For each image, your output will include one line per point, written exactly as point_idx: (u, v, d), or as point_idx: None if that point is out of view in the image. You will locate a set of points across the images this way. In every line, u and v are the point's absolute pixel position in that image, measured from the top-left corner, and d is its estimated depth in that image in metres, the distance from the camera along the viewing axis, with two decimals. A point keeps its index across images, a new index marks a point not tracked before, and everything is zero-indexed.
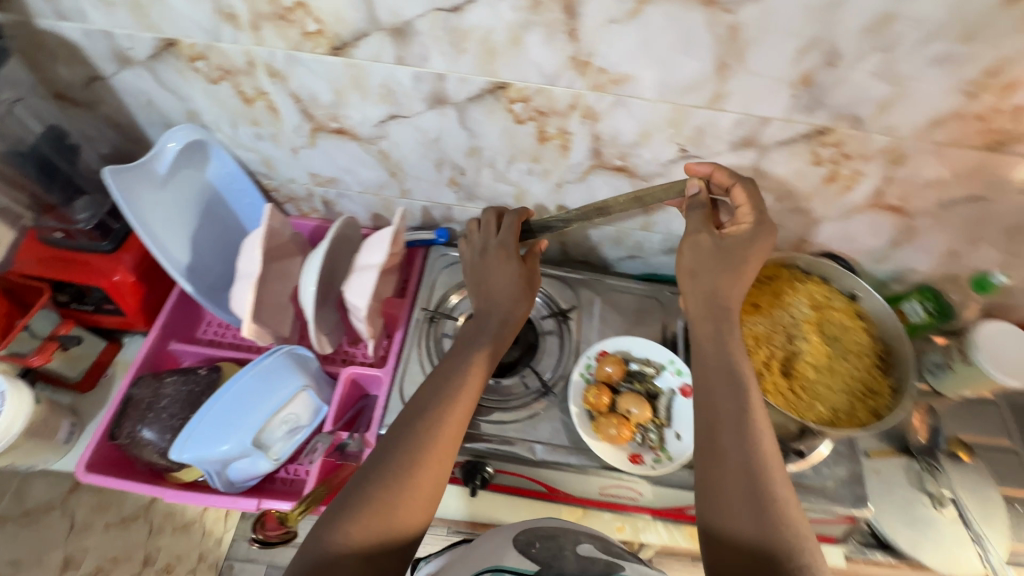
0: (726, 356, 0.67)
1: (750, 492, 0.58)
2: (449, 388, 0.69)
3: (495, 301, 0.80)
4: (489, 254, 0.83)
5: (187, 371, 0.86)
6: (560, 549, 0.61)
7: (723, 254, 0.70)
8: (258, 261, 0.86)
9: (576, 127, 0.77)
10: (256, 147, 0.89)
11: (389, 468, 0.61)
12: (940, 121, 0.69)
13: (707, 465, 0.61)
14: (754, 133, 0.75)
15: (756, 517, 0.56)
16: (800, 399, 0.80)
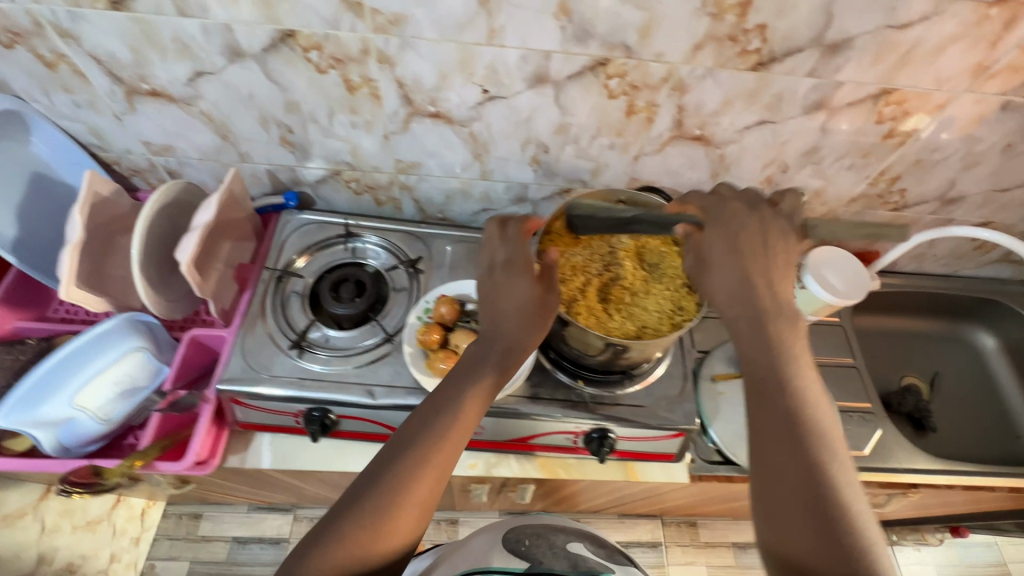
0: (778, 348, 0.63)
1: (820, 497, 0.53)
2: (459, 421, 0.65)
3: (499, 324, 0.72)
4: (501, 270, 0.75)
5: (13, 342, 0.89)
6: (548, 540, 0.80)
7: (739, 246, 0.69)
8: (81, 226, 0.85)
9: (377, 73, 0.80)
10: (79, 116, 0.89)
11: (375, 503, 0.58)
12: (700, 44, 0.75)
13: (757, 469, 0.58)
14: (543, 68, 0.79)
15: (814, 527, 0.52)
16: (612, 320, 0.84)
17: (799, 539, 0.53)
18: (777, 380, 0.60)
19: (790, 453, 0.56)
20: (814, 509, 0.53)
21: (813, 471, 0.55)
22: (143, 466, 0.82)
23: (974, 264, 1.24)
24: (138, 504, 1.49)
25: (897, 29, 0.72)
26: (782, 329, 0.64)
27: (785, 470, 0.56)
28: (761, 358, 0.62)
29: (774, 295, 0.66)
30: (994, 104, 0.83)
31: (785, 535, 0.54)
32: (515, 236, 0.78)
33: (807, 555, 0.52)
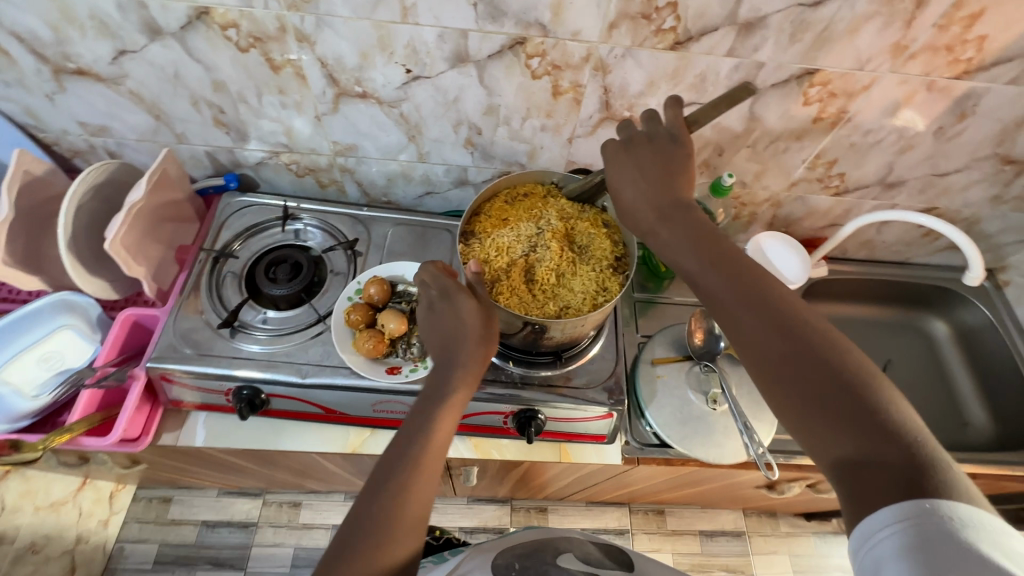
0: (703, 249, 0.63)
1: (814, 366, 0.54)
2: (436, 426, 0.67)
3: (449, 348, 0.73)
4: (442, 300, 0.75)
5: None
6: (544, 564, 0.67)
7: (641, 160, 0.68)
8: (9, 204, 0.86)
9: (298, 52, 0.81)
10: (11, 96, 0.89)
11: (374, 519, 0.60)
12: (614, 23, 0.75)
13: (755, 364, 0.57)
14: (462, 47, 0.79)
15: (837, 389, 0.52)
16: (535, 301, 0.84)
17: (824, 414, 0.52)
18: (724, 269, 0.61)
19: (771, 337, 0.56)
20: (822, 375, 0.53)
21: (794, 347, 0.55)
22: (66, 442, 0.83)
23: (925, 251, 1.23)
24: (106, 487, 1.44)
25: (809, 7, 0.72)
26: (700, 227, 0.64)
27: (777, 344, 0.56)
28: (698, 261, 0.62)
29: (679, 197, 0.66)
30: (919, 85, 0.83)
31: (815, 410, 0.52)
32: (433, 273, 0.76)
33: (841, 424, 0.51)
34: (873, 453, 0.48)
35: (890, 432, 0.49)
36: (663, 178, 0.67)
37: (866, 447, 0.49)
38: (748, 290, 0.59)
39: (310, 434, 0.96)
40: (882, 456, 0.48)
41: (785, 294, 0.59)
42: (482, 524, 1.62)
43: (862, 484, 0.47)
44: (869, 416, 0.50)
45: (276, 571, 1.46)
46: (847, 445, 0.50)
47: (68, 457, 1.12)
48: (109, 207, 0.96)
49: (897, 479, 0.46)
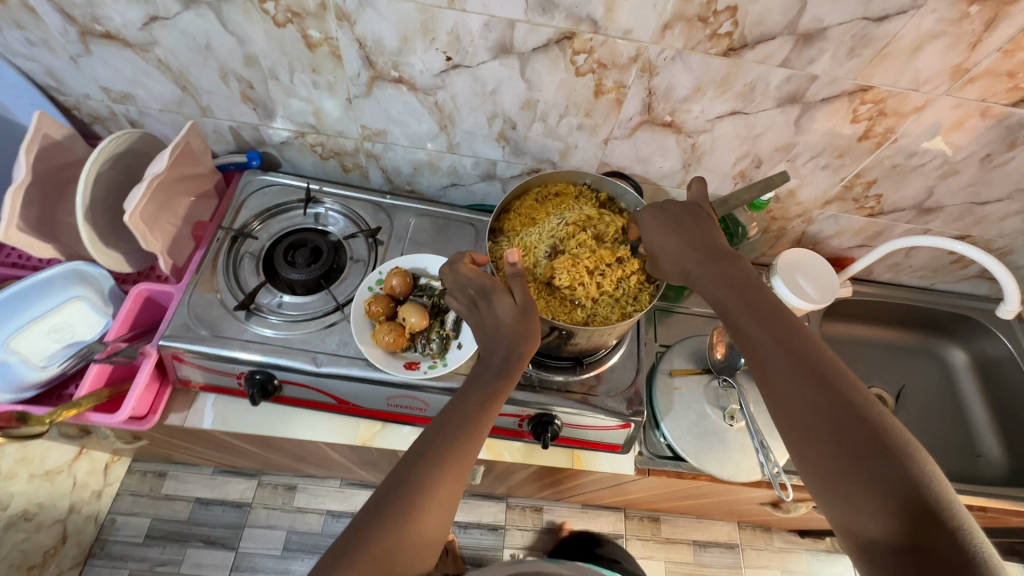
0: (759, 316, 0.65)
1: (860, 445, 0.56)
2: (462, 433, 0.69)
3: (494, 343, 0.75)
4: (482, 300, 0.76)
5: None
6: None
7: (687, 223, 0.75)
8: (27, 168, 0.83)
9: (336, 31, 0.78)
10: (34, 55, 0.86)
11: (392, 512, 0.62)
12: (668, 24, 0.72)
13: (798, 434, 0.60)
14: (507, 38, 0.76)
15: (883, 469, 0.54)
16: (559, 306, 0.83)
17: (866, 491, 0.54)
18: (777, 336, 0.64)
19: (817, 410, 0.58)
20: (868, 455, 0.55)
21: (841, 423, 0.57)
22: (73, 417, 0.80)
23: (951, 278, 1.21)
24: (101, 458, 1.42)
25: (874, 22, 0.69)
26: (755, 294, 0.67)
27: (823, 418, 0.58)
28: (749, 326, 0.65)
29: (734, 265, 0.70)
30: (973, 110, 0.80)
31: (855, 481, 0.55)
32: (471, 274, 0.76)
33: (883, 505, 0.53)
34: (915, 540, 0.51)
35: (935, 520, 0.51)
36: (714, 250, 0.72)
37: (909, 534, 0.51)
38: (799, 360, 0.61)
39: (319, 424, 0.94)
40: (923, 544, 0.50)
41: (834, 366, 0.61)
42: (477, 520, 1.61)
43: (902, 568, 0.50)
44: (908, 487, 0.53)
45: (267, 553, 1.45)
46: (887, 528, 0.52)
47: (68, 427, 1.10)
48: (127, 177, 0.93)
49: (937, 569, 0.49)
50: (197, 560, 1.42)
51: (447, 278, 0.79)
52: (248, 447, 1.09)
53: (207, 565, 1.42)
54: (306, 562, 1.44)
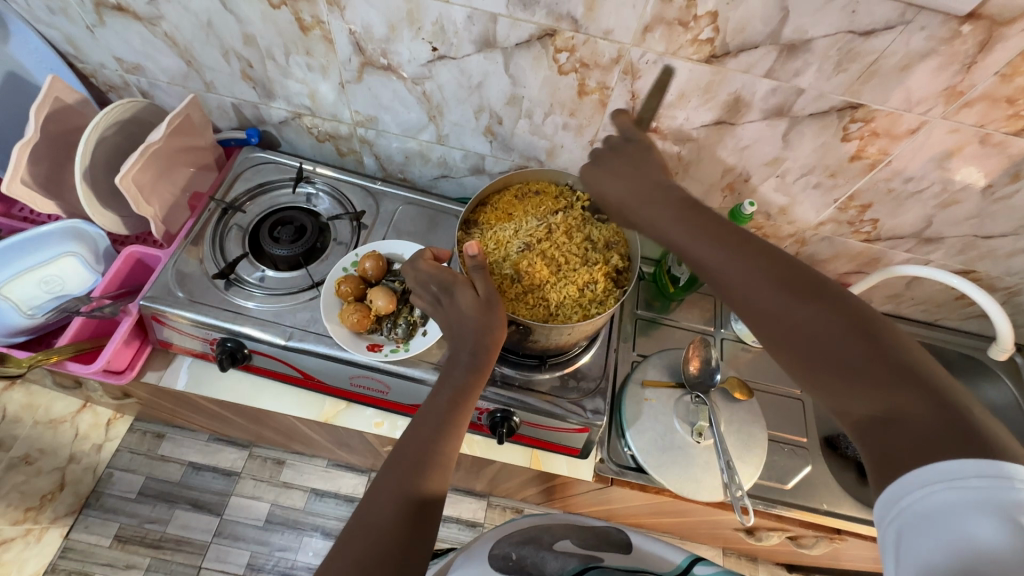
0: (691, 216, 0.59)
1: (829, 324, 0.48)
2: (441, 432, 0.68)
3: (461, 327, 0.73)
4: (444, 296, 0.76)
5: None
6: (539, 552, 0.64)
7: (619, 162, 0.68)
8: (37, 127, 0.88)
9: (328, 15, 0.80)
10: (55, 23, 0.92)
11: (377, 520, 0.59)
12: (649, 26, 0.72)
13: (761, 330, 0.52)
14: (490, 32, 0.77)
15: (854, 345, 0.47)
16: (522, 300, 0.81)
17: (841, 373, 0.47)
18: (715, 233, 0.56)
19: (771, 301, 0.51)
20: (837, 333, 0.48)
21: (801, 308, 0.50)
22: (51, 363, 0.84)
23: (956, 315, 1.15)
24: (104, 413, 1.47)
25: (860, 37, 0.67)
26: (682, 198, 0.61)
27: (781, 305, 0.50)
28: (684, 229, 0.58)
29: (657, 179, 0.64)
30: (971, 136, 0.76)
31: (837, 374, 0.47)
32: (431, 270, 0.77)
33: (864, 382, 0.46)
34: (900, 407, 0.44)
35: (920, 382, 0.44)
36: (640, 171, 0.66)
37: (891, 402, 0.44)
38: (743, 250, 0.54)
39: (286, 396, 0.96)
40: (911, 410, 0.43)
41: (779, 252, 0.54)
42: (455, 515, 1.59)
43: (892, 443, 0.43)
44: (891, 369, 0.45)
45: (249, 523, 1.41)
46: (869, 403, 0.45)
47: (63, 377, 1.16)
48: (130, 144, 0.98)
49: (930, 431, 0.42)
50: (185, 522, 1.39)
51: (408, 273, 0.79)
52: (225, 413, 1.13)
53: (194, 528, 1.39)
54: (286, 536, 1.41)
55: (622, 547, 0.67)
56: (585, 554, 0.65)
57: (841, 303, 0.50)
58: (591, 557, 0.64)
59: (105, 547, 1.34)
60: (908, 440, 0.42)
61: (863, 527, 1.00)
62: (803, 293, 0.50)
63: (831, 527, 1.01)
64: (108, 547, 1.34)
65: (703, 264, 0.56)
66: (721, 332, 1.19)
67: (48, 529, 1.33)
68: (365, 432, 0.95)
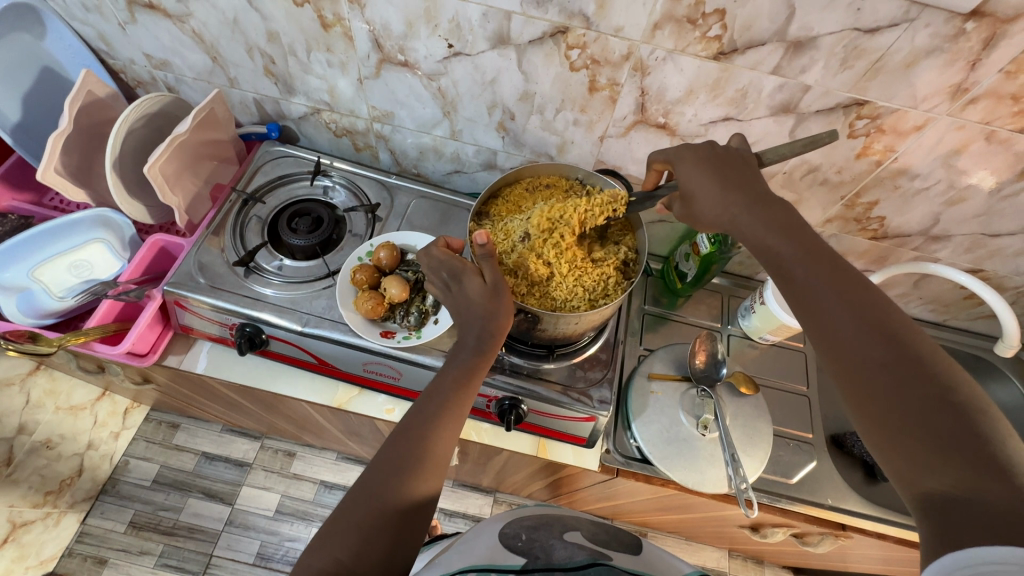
0: (806, 251, 0.59)
1: (925, 393, 0.49)
2: (444, 411, 0.70)
3: (469, 315, 0.75)
4: (453, 282, 0.78)
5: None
6: (549, 538, 0.65)
7: (728, 173, 0.66)
8: (71, 119, 0.92)
9: (348, 13, 0.83)
10: (89, 21, 0.96)
11: (380, 488, 0.62)
12: (658, 24, 0.74)
13: (849, 380, 0.53)
14: (504, 29, 0.80)
15: (939, 418, 0.48)
16: (532, 288, 0.84)
17: (926, 441, 0.48)
18: (831, 276, 0.57)
19: (872, 354, 0.52)
20: (930, 405, 0.48)
21: (904, 370, 0.50)
22: (80, 344, 0.88)
23: (964, 315, 1.15)
24: (121, 402, 1.52)
25: (865, 34, 0.69)
26: (802, 234, 0.60)
27: (879, 362, 0.51)
28: (801, 263, 0.58)
29: (778, 205, 0.63)
30: (977, 133, 0.77)
31: (913, 441, 0.48)
32: (443, 256, 0.78)
33: (946, 457, 0.46)
34: (973, 490, 0.44)
35: (1003, 473, 0.44)
36: (750, 189, 0.65)
37: (964, 482, 0.45)
38: (856, 301, 0.55)
39: (300, 382, 0.99)
40: (989, 496, 0.43)
41: (894, 311, 0.54)
42: (462, 509, 1.60)
43: (953, 518, 0.44)
44: (971, 448, 0.46)
45: (260, 513, 1.44)
46: (947, 479, 0.46)
47: (86, 362, 1.20)
48: (157, 137, 1.02)
49: (1002, 520, 0.42)
50: (197, 510, 1.42)
51: (420, 259, 0.81)
52: (242, 399, 1.16)
53: (206, 516, 1.42)
54: (295, 527, 1.44)
55: (632, 549, 0.66)
56: (594, 548, 0.64)
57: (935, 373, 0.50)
58: (600, 551, 0.64)
59: (120, 532, 1.37)
60: (971, 521, 0.43)
61: (866, 523, 1.01)
62: (899, 356, 0.51)
63: (835, 523, 1.02)
64: (122, 533, 1.37)
65: (806, 299, 0.57)
66: (728, 328, 1.20)
67: (66, 513, 1.37)
68: (377, 418, 0.98)
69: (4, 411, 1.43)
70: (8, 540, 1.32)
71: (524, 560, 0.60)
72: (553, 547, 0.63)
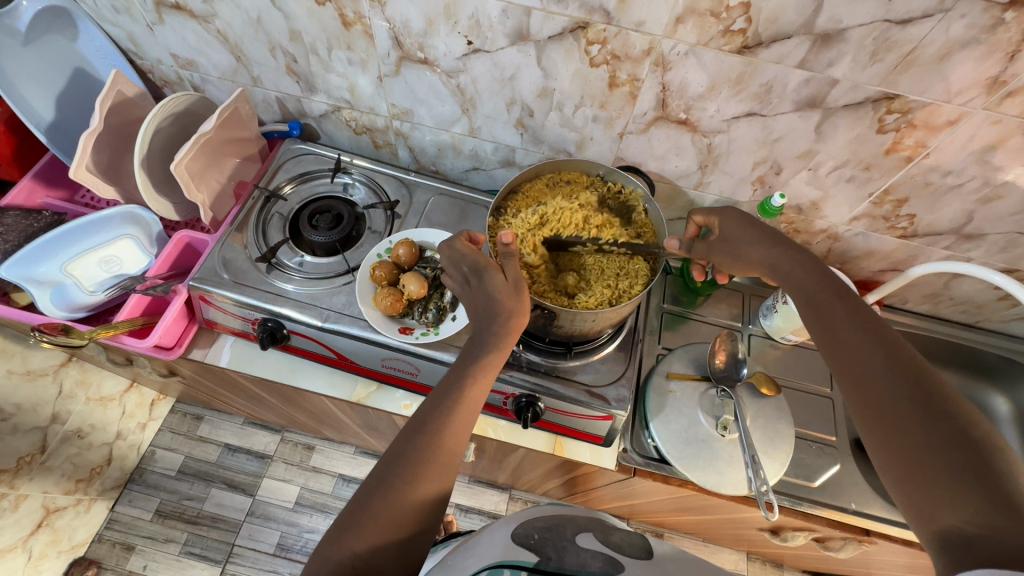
0: (841, 299, 0.66)
1: (948, 432, 0.52)
2: (457, 404, 0.69)
3: (486, 309, 0.75)
4: (474, 277, 0.77)
5: (30, 211, 1.04)
6: (561, 542, 0.62)
7: (767, 230, 0.76)
8: (101, 118, 0.94)
9: (369, 11, 0.84)
10: (119, 22, 0.98)
11: (394, 480, 0.62)
12: (680, 18, 0.73)
13: (872, 413, 0.57)
14: (524, 25, 0.80)
15: (953, 454, 0.51)
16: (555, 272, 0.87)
17: (941, 476, 0.51)
18: (861, 320, 0.63)
19: (894, 386, 0.56)
20: (951, 441, 0.51)
21: (924, 408, 0.54)
22: (109, 337, 0.90)
23: (998, 316, 1.12)
24: (149, 393, 1.56)
25: (897, 25, 0.67)
26: (833, 279, 0.68)
27: (900, 398, 0.56)
28: (836, 308, 0.65)
29: (814, 261, 0.71)
30: (1015, 128, 0.74)
31: (936, 474, 0.51)
32: (464, 250, 0.78)
33: (966, 491, 0.49)
34: (995, 529, 0.46)
35: (1016, 511, 0.46)
36: (782, 241, 0.74)
37: (986, 519, 0.47)
38: (880, 344, 0.60)
39: (321, 376, 1.01)
40: (1005, 532, 0.46)
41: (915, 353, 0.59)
42: (477, 505, 1.61)
43: (971, 551, 0.47)
44: (987, 483, 0.48)
45: (280, 504, 1.47)
46: (964, 515, 0.48)
47: (115, 354, 1.23)
48: (183, 135, 1.04)
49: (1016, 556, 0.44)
50: (219, 501, 1.46)
51: (442, 254, 0.81)
52: (263, 391, 1.18)
53: (228, 506, 1.45)
54: (314, 519, 1.46)
55: (642, 552, 0.63)
56: (607, 552, 0.62)
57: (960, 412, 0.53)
58: (615, 554, 0.61)
59: (146, 520, 1.41)
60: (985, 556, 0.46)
61: (893, 530, 0.98)
62: (923, 395, 0.55)
63: (860, 529, 0.99)
64: (150, 521, 1.41)
65: (835, 339, 0.63)
66: (749, 327, 1.18)
67: (96, 500, 1.41)
68: (395, 413, 0.99)
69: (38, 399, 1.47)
70: (42, 525, 1.35)
71: (537, 557, 0.58)
72: (568, 547, 0.61)
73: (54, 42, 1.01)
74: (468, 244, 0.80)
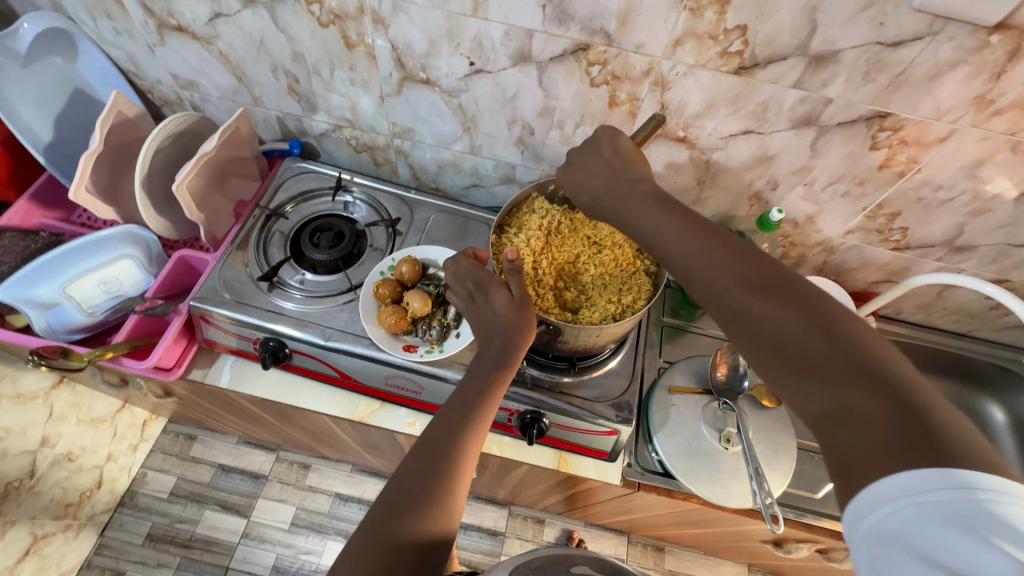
0: (674, 215, 0.58)
1: (796, 320, 0.46)
2: (468, 422, 0.69)
3: (493, 327, 0.75)
4: (479, 294, 0.78)
5: (27, 232, 1.02)
6: None
7: (602, 162, 0.69)
8: (102, 139, 0.94)
9: (372, 32, 0.85)
10: (120, 43, 0.99)
11: (408, 502, 0.62)
12: (679, 40, 0.75)
13: (725, 318, 0.51)
14: (525, 47, 0.81)
15: (812, 338, 0.45)
16: (562, 282, 0.88)
17: (801, 365, 0.45)
18: (694, 228, 0.55)
19: (737, 287, 0.50)
20: (806, 327, 0.46)
21: (773, 297, 0.48)
22: (108, 359, 0.89)
23: (990, 325, 1.14)
24: (140, 415, 1.52)
25: (888, 48, 0.69)
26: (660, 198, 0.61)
27: (748, 302, 0.49)
28: (669, 224, 0.57)
29: (637, 180, 0.64)
30: (1002, 144, 0.77)
31: (801, 364, 0.45)
32: (470, 267, 0.79)
33: (830, 375, 0.44)
34: (862, 407, 0.41)
35: (884, 384, 0.42)
36: (615, 168, 0.67)
37: (851, 402, 0.42)
38: (715, 247, 0.53)
39: (322, 394, 1.00)
40: (882, 411, 0.40)
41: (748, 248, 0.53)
42: (477, 523, 1.59)
43: (849, 441, 0.41)
44: (847, 359, 0.44)
45: (276, 526, 1.44)
46: (830, 399, 0.43)
47: (110, 375, 1.21)
48: (183, 154, 1.04)
49: (896, 434, 0.39)
50: (213, 524, 1.43)
51: (446, 270, 0.82)
52: (261, 411, 1.16)
53: (222, 529, 1.42)
54: (310, 540, 1.44)
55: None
56: None
57: (805, 291, 0.48)
58: None
59: (137, 544, 1.38)
60: (868, 440, 0.40)
61: None
62: (766, 285, 0.49)
63: None
64: (140, 546, 1.38)
65: (678, 257, 0.55)
66: None
67: (85, 525, 1.38)
68: (398, 431, 0.98)
69: (26, 422, 1.43)
70: (29, 552, 1.31)
71: None
72: None
73: (52, 63, 1.01)
74: (471, 260, 0.81)
